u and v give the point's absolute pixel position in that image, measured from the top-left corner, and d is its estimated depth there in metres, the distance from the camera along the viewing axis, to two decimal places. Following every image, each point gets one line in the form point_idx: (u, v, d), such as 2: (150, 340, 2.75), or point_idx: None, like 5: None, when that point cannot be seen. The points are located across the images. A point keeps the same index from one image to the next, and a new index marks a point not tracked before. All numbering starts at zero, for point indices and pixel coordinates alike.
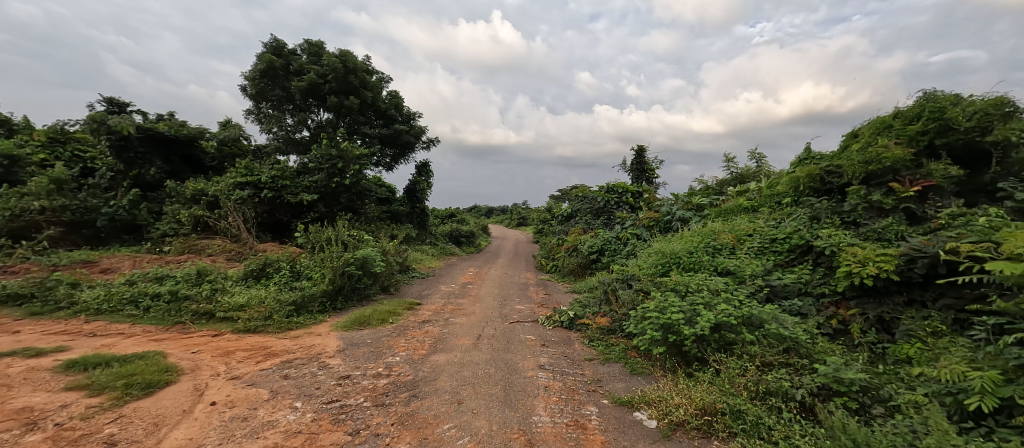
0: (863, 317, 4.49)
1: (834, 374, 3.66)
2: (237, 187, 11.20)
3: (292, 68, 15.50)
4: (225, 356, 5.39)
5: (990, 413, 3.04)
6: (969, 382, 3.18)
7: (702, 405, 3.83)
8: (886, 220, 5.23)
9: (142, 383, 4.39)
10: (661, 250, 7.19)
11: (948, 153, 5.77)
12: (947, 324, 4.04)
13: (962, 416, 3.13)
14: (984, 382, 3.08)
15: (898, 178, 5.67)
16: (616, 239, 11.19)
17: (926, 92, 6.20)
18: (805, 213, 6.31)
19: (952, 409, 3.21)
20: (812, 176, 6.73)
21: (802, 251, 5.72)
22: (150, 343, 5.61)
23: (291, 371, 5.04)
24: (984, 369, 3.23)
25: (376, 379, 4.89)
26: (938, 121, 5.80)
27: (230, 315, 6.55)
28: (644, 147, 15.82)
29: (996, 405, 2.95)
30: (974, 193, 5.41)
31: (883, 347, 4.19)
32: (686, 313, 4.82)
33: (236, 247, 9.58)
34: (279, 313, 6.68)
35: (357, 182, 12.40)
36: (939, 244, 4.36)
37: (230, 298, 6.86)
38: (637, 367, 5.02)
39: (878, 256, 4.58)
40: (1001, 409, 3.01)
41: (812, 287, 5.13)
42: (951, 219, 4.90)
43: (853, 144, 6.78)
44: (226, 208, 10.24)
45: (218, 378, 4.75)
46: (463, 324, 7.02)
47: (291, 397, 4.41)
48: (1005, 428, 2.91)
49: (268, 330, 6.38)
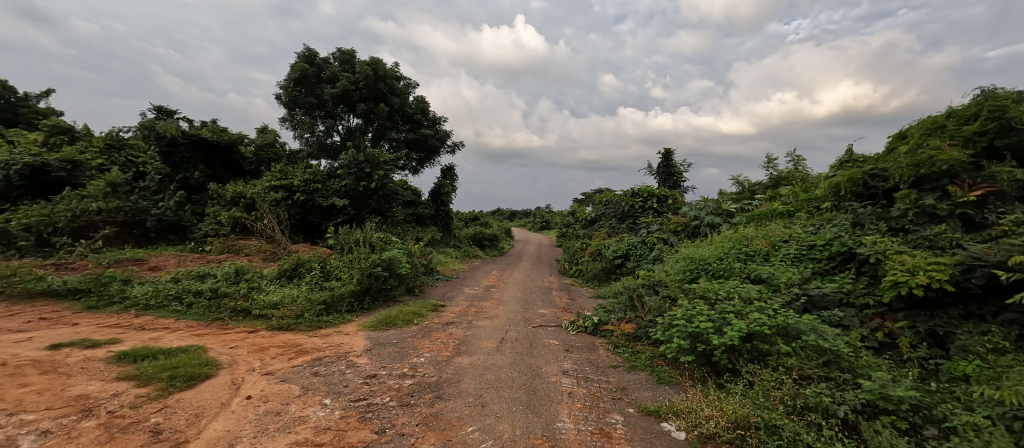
0: (913, 331, 4.22)
1: (880, 390, 3.43)
2: (272, 190, 11.58)
3: (325, 75, 15.95)
4: (261, 352, 5.54)
5: None
6: None
7: (735, 418, 3.67)
8: (939, 227, 4.91)
9: (185, 375, 4.55)
10: (690, 255, 6.98)
11: (1012, 154, 5.37)
12: (1011, 341, 3.73)
13: None
14: None
15: (956, 181, 5.29)
16: (642, 243, 10.97)
17: (984, 91, 5.82)
18: (846, 219, 6.00)
19: (1019, 434, 2.93)
20: (854, 180, 6.41)
21: (844, 259, 5.43)
22: (191, 338, 5.82)
23: (320, 369, 5.12)
24: None
25: (401, 379, 4.92)
26: (998, 121, 5.44)
27: (265, 313, 6.74)
28: (672, 150, 15.48)
29: None
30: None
31: (935, 363, 3.91)
32: (716, 322, 4.66)
33: (271, 247, 9.89)
34: (310, 312, 6.83)
35: (384, 185, 12.61)
36: (1002, 253, 4.06)
37: (265, 296, 7.06)
38: (664, 376, 4.87)
39: (930, 265, 4.30)
40: None
41: (855, 298, 4.86)
42: (1014, 226, 4.54)
43: (901, 145, 6.42)
44: (262, 210, 10.61)
45: (254, 373, 4.88)
46: (487, 327, 7.01)
47: (321, 393, 4.49)
48: None
49: (299, 328, 6.53)
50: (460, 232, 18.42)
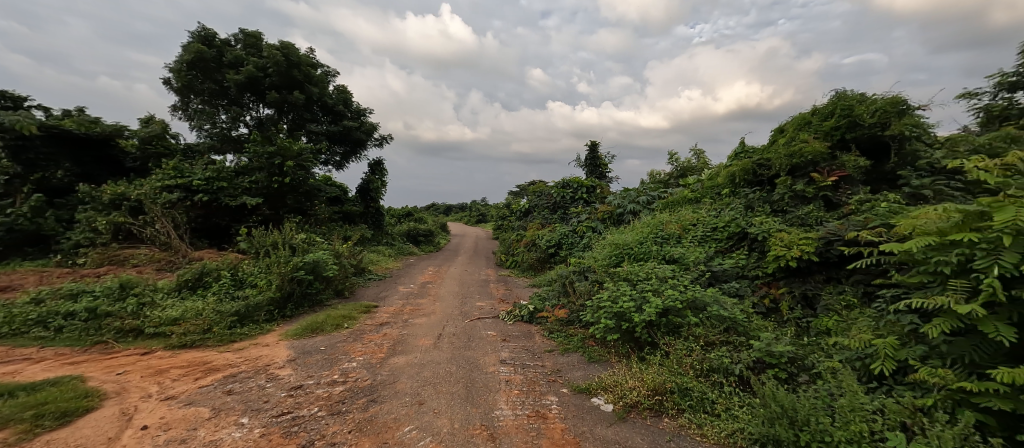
0: (790, 295, 4.93)
1: (767, 348, 4.00)
2: (164, 190, 10.29)
3: (226, 60, 14.55)
4: (157, 375, 5.07)
5: (891, 374, 3.32)
6: (873, 349, 3.47)
7: (653, 386, 4.08)
8: (808, 207, 5.75)
9: (56, 412, 4.05)
10: (614, 242, 7.48)
11: (856, 146, 6.38)
12: (857, 297, 4.49)
13: (868, 377, 3.45)
14: (886, 347, 3.34)
15: (817, 169, 6.23)
16: (572, 232, 11.48)
17: (838, 92, 6.80)
18: (740, 202, 6.80)
19: (861, 372, 3.53)
20: (746, 169, 7.24)
21: (739, 237, 6.14)
22: (64, 367, 5.16)
23: (235, 386, 4.83)
24: (885, 336, 3.50)
25: (330, 387, 4.79)
26: (847, 118, 6.40)
27: (162, 331, 6.16)
28: (597, 143, 16.27)
29: (894, 367, 3.23)
30: (873, 181, 6.12)
31: (807, 321, 4.61)
32: (637, 300, 5.11)
33: (166, 257, 8.96)
34: (219, 325, 6.34)
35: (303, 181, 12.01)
36: (850, 228, 4.85)
37: (161, 312, 6.44)
38: (594, 355, 5.23)
39: (801, 240, 5.05)
40: (899, 370, 3.29)
41: (748, 271, 5.54)
42: (859, 204, 5.43)
43: (781, 138, 7.36)
44: (152, 214, 9.42)
45: (150, 400, 4.48)
46: (424, 325, 6.98)
47: (236, 413, 4.24)
48: (901, 385, 3.20)
49: (206, 344, 6.04)
50: (393, 229, 17.95)
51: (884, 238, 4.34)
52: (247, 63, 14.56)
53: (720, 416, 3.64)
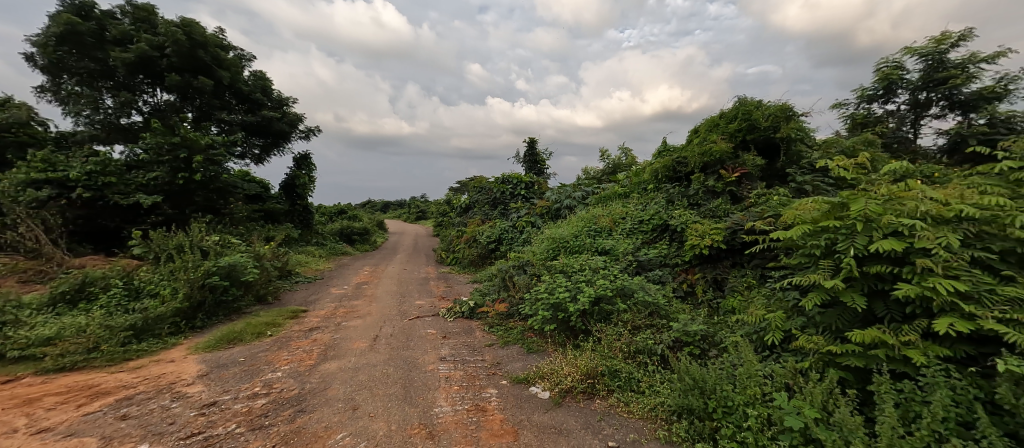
0: (704, 279, 5.45)
1: (684, 328, 4.40)
2: (30, 186, 8.92)
3: (111, 37, 12.86)
4: (29, 404, 4.45)
5: (779, 343, 3.75)
6: (765, 322, 3.90)
7: (587, 370, 4.33)
8: (717, 201, 6.38)
9: None
10: (551, 236, 7.74)
11: (754, 146, 7.15)
12: (756, 278, 5.08)
13: (760, 347, 3.88)
14: (775, 319, 3.75)
15: (724, 167, 6.90)
16: (512, 227, 11.68)
17: (740, 98, 7.58)
18: (663, 197, 7.36)
19: (754, 343, 3.97)
20: (668, 166, 7.84)
21: (661, 229, 6.66)
22: None
23: (132, 409, 4.38)
24: (775, 310, 3.94)
25: (250, 401, 4.53)
26: (746, 122, 7.10)
27: (30, 353, 5.32)
28: (535, 139, 16.62)
29: (780, 337, 3.65)
30: (767, 177, 6.93)
31: (717, 302, 5.14)
32: (571, 291, 5.38)
33: (33, 265, 7.73)
34: (109, 342, 5.65)
35: (214, 177, 11.05)
36: (750, 218, 5.45)
37: (30, 332, 5.54)
38: (533, 346, 5.42)
39: (712, 230, 5.59)
40: (786, 339, 3.71)
41: (670, 259, 6.03)
42: (758, 197, 6.10)
43: (696, 138, 8.01)
44: (15, 215, 8.18)
45: (18, 434, 3.94)
46: (359, 327, 6.81)
47: (133, 439, 3.88)
48: (786, 352, 3.62)
49: (93, 364, 5.37)
50: (324, 228, 17.11)
51: (773, 226, 4.94)
52: (140, 41, 12.94)
53: (646, 392, 3.95)
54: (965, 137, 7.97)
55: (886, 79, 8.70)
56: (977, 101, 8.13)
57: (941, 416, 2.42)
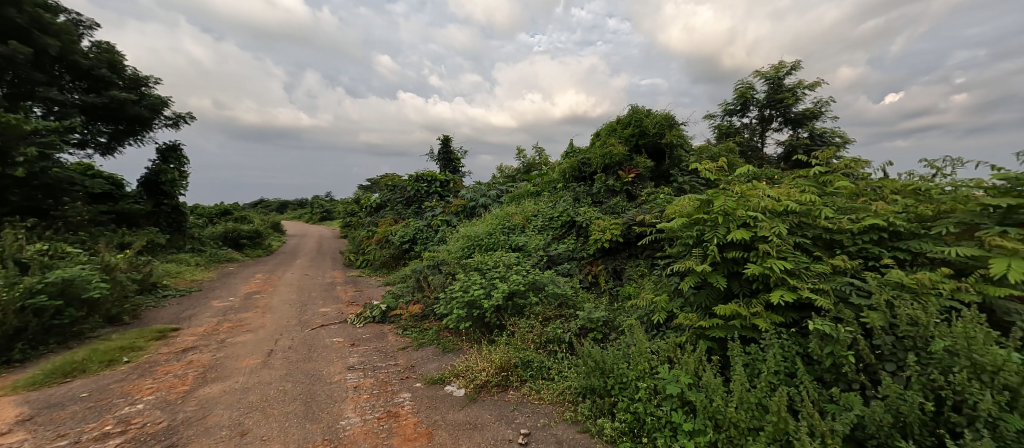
0: (607, 270, 5.95)
1: (589, 316, 4.78)
2: None
3: None
4: None
5: (663, 322, 4.25)
6: (652, 305, 4.39)
7: (501, 363, 4.49)
8: (616, 199, 6.99)
9: None
10: (466, 234, 7.82)
11: (645, 150, 7.95)
12: (647, 267, 5.69)
13: (648, 327, 4.36)
14: (660, 301, 4.23)
15: (622, 168, 7.57)
16: (427, 227, 11.53)
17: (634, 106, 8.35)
18: (570, 195, 7.85)
19: (643, 323, 4.46)
20: (574, 167, 8.38)
21: (569, 225, 7.11)
22: None
23: None
24: (660, 294, 4.45)
25: (97, 444, 3.77)
26: (636, 128, 7.88)
27: None
28: (449, 137, 16.55)
29: (663, 316, 4.13)
30: (656, 178, 7.75)
31: (617, 289, 5.65)
32: (486, 287, 5.51)
33: None
34: None
35: (41, 172, 9.00)
36: (643, 214, 6.09)
37: None
38: (448, 345, 5.46)
39: (612, 225, 6.12)
40: (669, 318, 4.22)
41: (577, 253, 6.47)
42: (648, 195, 6.80)
43: (598, 141, 8.65)
44: None
45: None
46: (248, 343, 6.22)
47: None
48: (669, 329, 4.12)
49: None
50: (205, 231, 15.14)
51: (659, 220, 5.59)
52: None
53: (555, 378, 4.23)
54: (797, 147, 9.54)
55: (743, 96, 10.20)
56: (804, 119, 9.87)
57: (775, 371, 2.98)
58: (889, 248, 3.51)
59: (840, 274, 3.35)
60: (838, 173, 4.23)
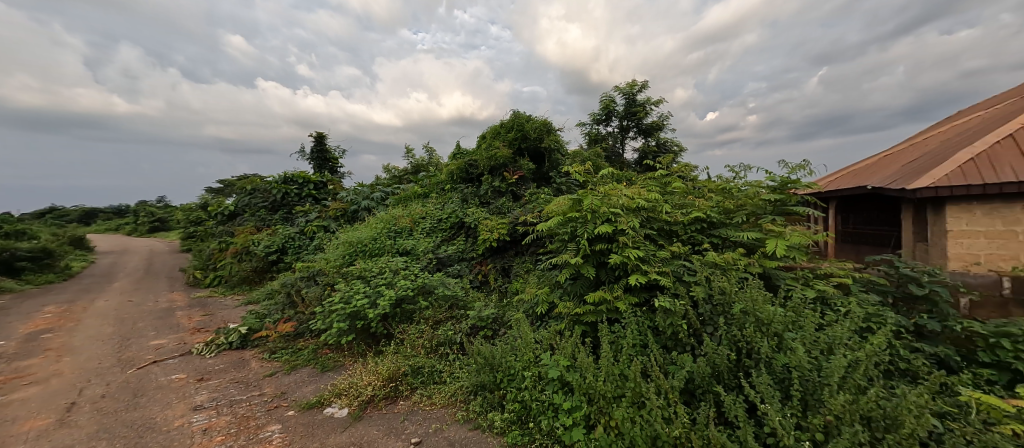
0: (495, 269, 6.20)
1: (479, 314, 4.94)
2: None
3: None
4: None
5: (546, 314, 4.59)
6: (535, 298, 4.70)
7: (388, 374, 4.37)
8: (502, 199, 7.32)
9: None
10: (347, 240, 7.39)
11: (527, 153, 8.41)
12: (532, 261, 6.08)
13: (533, 320, 4.68)
14: (543, 295, 4.56)
15: (507, 170, 7.92)
16: (299, 234, 10.52)
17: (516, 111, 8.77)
18: (457, 196, 7.97)
19: (530, 316, 4.76)
20: (461, 168, 8.49)
21: (457, 226, 7.24)
22: None
23: None
24: (542, 287, 4.78)
25: None
26: (517, 133, 8.25)
27: None
28: (324, 135, 15.35)
29: (546, 308, 4.47)
30: (537, 180, 8.26)
31: (506, 286, 5.92)
32: (370, 296, 5.28)
33: None
34: None
35: None
36: (526, 213, 6.48)
37: None
38: (328, 364, 5.12)
39: (498, 225, 6.36)
40: (551, 309, 4.57)
41: (466, 254, 6.60)
42: (531, 196, 7.21)
43: (483, 143, 8.88)
44: None
45: None
46: (33, 397, 4.73)
47: None
48: (550, 320, 4.47)
49: None
50: None
51: (539, 218, 6.05)
52: None
53: (447, 381, 4.29)
54: (648, 154, 11.03)
55: (606, 108, 11.46)
56: (652, 129, 11.41)
57: (631, 343, 3.47)
58: (708, 235, 4.33)
59: (676, 259, 4.05)
60: (675, 175, 5.04)
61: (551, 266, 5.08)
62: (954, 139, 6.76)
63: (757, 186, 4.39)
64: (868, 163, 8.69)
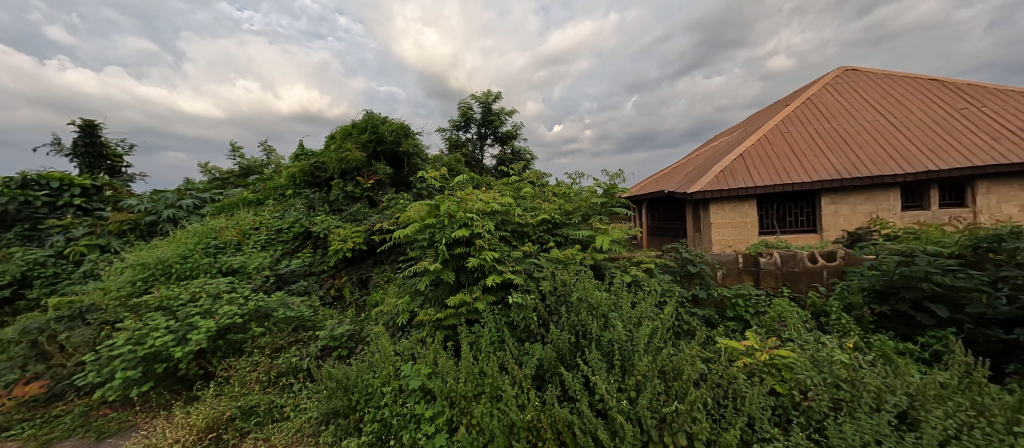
0: (351, 281, 5.89)
1: (330, 333, 4.62)
2: None
3: None
4: None
5: (410, 324, 4.50)
6: (395, 309, 4.53)
7: (207, 422, 3.78)
8: (356, 206, 6.97)
9: None
10: (138, 260, 5.35)
11: (383, 156, 8.16)
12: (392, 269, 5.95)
13: (395, 331, 4.55)
14: (402, 305, 4.42)
15: (360, 174, 7.57)
16: (56, 258, 6.25)
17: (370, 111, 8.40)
18: (302, 203, 7.29)
19: (391, 327, 4.64)
20: (304, 171, 7.72)
21: (303, 237, 6.57)
22: None
23: None
24: (402, 297, 4.64)
25: None
26: (372, 134, 7.89)
27: None
28: (93, 117, 8.65)
29: (407, 318, 4.39)
30: (396, 185, 8.08)
31: (363, 299, 5.69)
32: (175, 333, 4.23)
33: None
34: None
35: None
36: (383, 219, 6.31)
37: None
38: (105, 428, 4.03)
39: (353, 233, 6.01)
40: (413, 318, 4.47)
41: (314, 267, 6.10)
42: (390, 202, 6.98)
43: (332, 144, 8.16)
44: None
45: None
46: None
47: None
48: (412, 328, 4.41)
49: None
50: None
51: (397, 225, 5.83)
52: None
53: (290, 414, 3.91)
54: (504, 161, 11.73)
55: (464, 115, 11.79)
56: (507, 138, 12.11)
57: (491, 339, 3.66)
58: (553, 233, 4.79)
59: (527, 257, 4.43)
60: (527, 181, 5.47)
61: (410, 274, 5.01)
62: (706, 160, 11.24)
63: (591, 190, 5.06)
64: (665, 177, 12.68)
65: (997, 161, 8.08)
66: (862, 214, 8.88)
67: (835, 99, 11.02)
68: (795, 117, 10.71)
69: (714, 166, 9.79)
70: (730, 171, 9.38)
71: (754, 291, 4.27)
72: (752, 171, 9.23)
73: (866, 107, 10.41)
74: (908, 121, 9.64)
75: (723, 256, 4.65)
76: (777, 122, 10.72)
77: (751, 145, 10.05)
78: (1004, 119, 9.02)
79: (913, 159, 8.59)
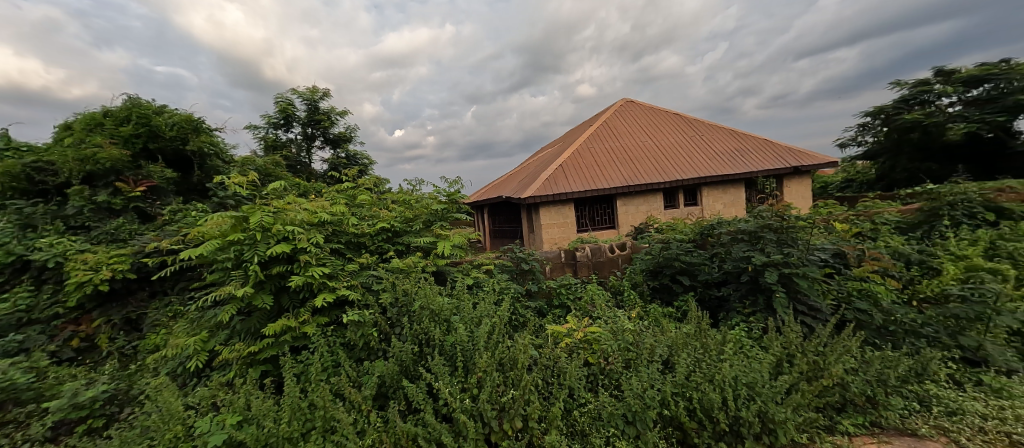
0: (109, 324, 4.13)
1: (70, 401, 3.02)
2: None
3: None
4: None
5: (207, 365, 3.70)
6: (185, 348, 3.63)
7: None
8: (117, 220, 4.91)
9: None
10: None
11: (162, 157, 6.15)
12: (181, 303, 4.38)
13: (187, 377, 3.67)
14: (196, 343, 3.59)
15: (122, 178, 5.37)
16: None
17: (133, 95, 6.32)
18: (6, 220, 4.63)
19: (178, 373, 3.70)
20: (11, 173, 5.01)
21: (17, 269, 4.32)
22: None
23: None
24: (194, 334, 3.75)
25: None
26: (145, 127, 5.92)
27: None
28: None
29: (205, 359, 3.57)
30: (186, 192, 6.18)
31: (134, 346, 4.08)
32: None
33: None
34: None
35: None
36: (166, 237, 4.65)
37: None
38: None
39: (112, 258, 4.23)
40: (212, 357, 3.70)
41: (40, 312, 4.00)
42: (173, 215, 5.31)
43: (64, 138, 5.79)
44: None
45: None
46: None
47: None
48: (215, 369, 3.64)
49: None
50: None
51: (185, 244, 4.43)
52: None
53: None
54: (337, 165, 10.98)
55: (284, 111, 10.71)
56: (339, 140, 11.55)
57: (321, 367, 3.34)
58: (394, 244, 4.66)
59: (364, 270, 4.18)
60: (365, 188, 5.18)
61: (206, 304, 4.03)
62: (533, 169, 12.54)
63: (432, 197, 4.97)
64: (500, 184, 13.69)
65: (723, 172, 11.03)
66: (646, 212, 11.03)
67: (625, 122, 13.51)
68: (598, 134, 12.76)
69: (540, 175, 10.95)
70: (552, 179, 10.60)
71: (573, 281, 4.74)
72: (569, 179, 10.66)
73: (647, 129, 13.04)
74: (673, 141, 12.41)
75: (548, 254, 5.06)
76: (586, 137, 12.59)
77: (568, 158, 11.57)
78: (728, 142, 12.34)
79: (676, 171, 11.09)
